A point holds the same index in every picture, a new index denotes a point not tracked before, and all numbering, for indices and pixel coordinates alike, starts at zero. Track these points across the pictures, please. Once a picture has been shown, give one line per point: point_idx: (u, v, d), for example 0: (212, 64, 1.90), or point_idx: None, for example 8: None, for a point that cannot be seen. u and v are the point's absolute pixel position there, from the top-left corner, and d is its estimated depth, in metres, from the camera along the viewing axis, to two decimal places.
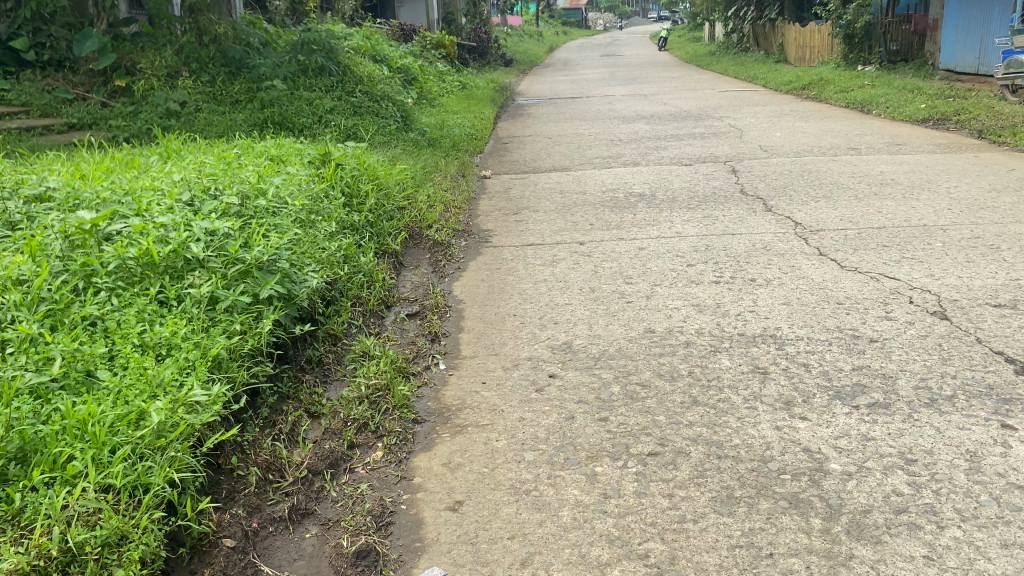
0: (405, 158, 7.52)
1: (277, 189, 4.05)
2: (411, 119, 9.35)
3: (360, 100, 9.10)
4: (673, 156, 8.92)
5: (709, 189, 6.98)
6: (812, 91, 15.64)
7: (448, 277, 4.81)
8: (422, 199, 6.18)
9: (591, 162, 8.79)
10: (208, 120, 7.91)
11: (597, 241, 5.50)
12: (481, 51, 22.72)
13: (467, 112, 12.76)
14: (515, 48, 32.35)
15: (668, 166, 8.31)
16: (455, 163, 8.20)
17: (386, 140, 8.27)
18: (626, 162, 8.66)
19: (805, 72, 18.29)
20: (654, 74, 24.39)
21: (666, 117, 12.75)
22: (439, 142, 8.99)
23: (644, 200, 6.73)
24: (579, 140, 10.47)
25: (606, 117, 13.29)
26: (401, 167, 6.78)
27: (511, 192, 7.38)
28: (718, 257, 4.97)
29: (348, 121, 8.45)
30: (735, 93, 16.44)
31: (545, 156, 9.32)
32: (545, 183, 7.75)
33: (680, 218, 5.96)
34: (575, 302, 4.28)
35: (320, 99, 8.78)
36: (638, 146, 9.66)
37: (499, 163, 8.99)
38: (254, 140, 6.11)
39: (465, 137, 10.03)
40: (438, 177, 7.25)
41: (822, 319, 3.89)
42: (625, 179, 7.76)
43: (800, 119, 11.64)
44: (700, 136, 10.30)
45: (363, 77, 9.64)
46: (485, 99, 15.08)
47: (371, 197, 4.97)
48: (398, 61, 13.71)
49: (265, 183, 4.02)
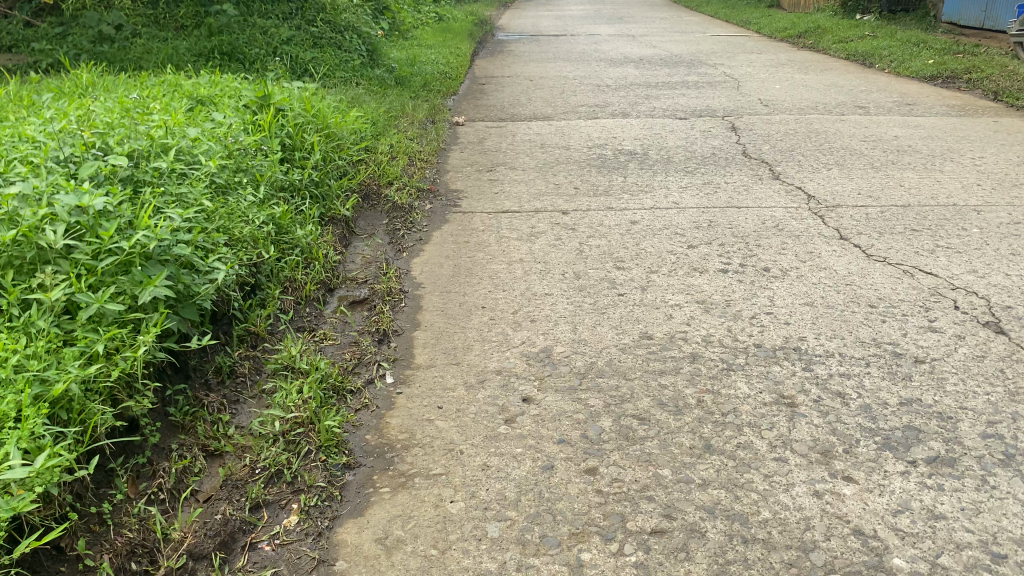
0: (368, 100, 6.71)
1: (191, 144, 3.30)
2: (378, 55, 8.49)
3: (323, 30, 8.20)
4: (665, 108, 8.14)
5: (706, 150, 6.24)
6: (809, 40, 14.78)
7: (407, 252, 4.08)
8: (381, 152, 5.41)
9: (575, 111, 7.99)
10: (146, 49, 7.05)
11: (582, 211, 4.77)
12: None
13: (442, 48, 11.82)
14: None
15: (660, 119, 7.54)
16: (424, 107, 7.40)
17: (348, 81, 7.45)
18: (614, 112, 7.88)
19: (801, 19, 17.38)
20: (642, 13, 23.28)
21: (656, 62, 11.90)
22: (408, 84, 8.17)
23: (635, 159, 5.98)
24: (563, 85, 9.64)
25: (592, 59, 12.41)
26: (361, 111, 5.98)
27: (486, 143, 6.60)
28: (723, 237, 4.27)
29: (306, 56, 7.60)
30: (728, 39, 15.56)
31: (525, 102, 8.50)
32: (524, 134, 6.96)
33: (677, 185, 5.24)
34: (556, 292, 3.57)
35: (277, 28, 7.87)
36: (626, 95, 8.86)
37: (475, 108, 8.17)
38: (188, 76, 5.28)
39: (437, 77, 9.16)
40: (404, 124, 6.46)
41: (853, 329, 3.22)
42: (614, 133, 6.99)
43: (799, 71, 10.85)
44: (694, 86, 9.50)
45: (327, 3, 8.69)
46: (463, 33, 14.10)
47: (316, 152, 4.20)
48: None
49: (176, 137, 3.27)
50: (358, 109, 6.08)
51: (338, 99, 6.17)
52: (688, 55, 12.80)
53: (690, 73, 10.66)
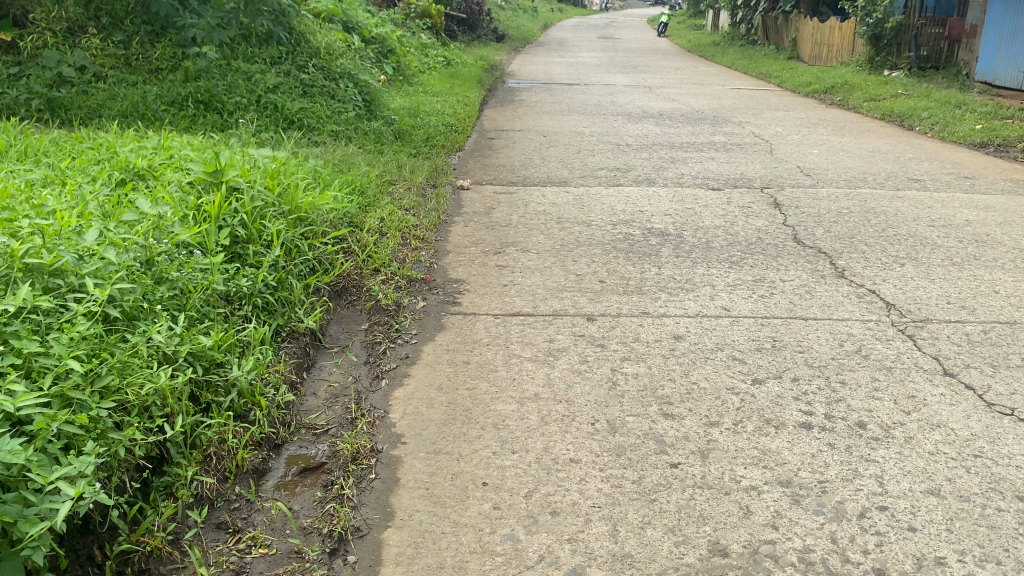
0: (358, 162, 5.85)
1: (80, 258, 2.44)
2: (376, 105, 7.65)
3: (315, 77, 7.36)
4: (695, 174, 7.25)
5: (751, 232, 5.33)
6: (837, 96, 13.96)
7: (389, 378, 3.14)
8: (364, 232, 4.51)
9: (594, 176, 7.11)
10: (110, 95, 6.30)
11: (610, 316, 3.83)
12: (471, 24, 21.03)
13: (448, 96, 11.01)
14: (506, 21, 30.24)
15: (692, 188, 6.65)
16: (422, 167, 6.52)
17: (339, 138, 6.62)
18: (638, 178, 7.00)
19: (825, 74, 16.65)
20: (657, 62, 22.61)
21: (678, 117, 11.07)
22: (407, 139, 7.32)
23: (669, 242, 5.06)
24: (579, 142, 8.77)
25: (609, 111, 11.62)
26: (346, 179, 5.11)
27: (492, 214, 5.69)
28: (795, 367, 3.32)
29: (293, 104, 6.76)
30: (750, 93, 14.79)
31: (537, 162, 7.61)
32: (537, 204, 6.06)
33: (723, 283, 4.32)
34: (584, 459, 2.61)
35: (262, 74, 7.06)
36: (649, 157, 7.99)
37: (481, 168, 7.29)
38: (141, 136, 4.46)
39: (441, 131, 8.31)
40: (396, 190, 5.58)
41: (1009, 544, 2.27)
42: (640, 204, 6.10)
43: (835, 133, 9.98)
44: (723, 148, 8.65)
45: (321, 45, 7.87)
46: (471, 79, 13.33)
47: (277, 246, 3.31)
48: (374, 29, 11.87)
49: (58, 249, 2.41)
50: (341, 174, 5.21)
51: (318, 162, 5.30)
52: (711, 110, 11.98)
53: (717, 132, 9.80)
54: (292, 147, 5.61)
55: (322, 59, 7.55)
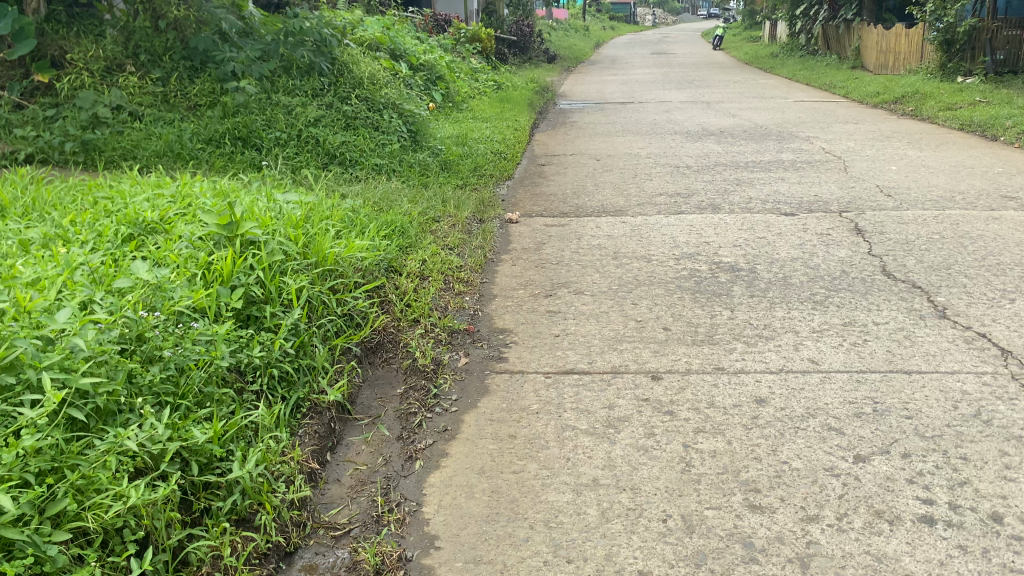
0: (400, 199, 5.48)
1: (46, 351, 2.10)
2: (422, 135, 7.31)
3: (358, 108, 7.05)
4: (763, 197, 6.71)
5: (831, 264, 4.80)
6: (910, 106, 13.20)
7: (425, 459, 2.71)
8: (403, 279, 4.10)
9: (653, 203, 6.62)
10: (146, 134, 6.08)
11: (678, 372, 3.35)
12: (522, 45, 20.77)
13: (497, 121, 10.66)
14: (559, 42, 29.95)
15: (761, 214, 6.13)
16: (469, 200, 6.13)
17: (381, 173, 6.28)
18: (701, 204, 6.50)
19: (893, 83, 15.89)
20: (714, 77, 22.03)
21: (741, 135, 10.52)
22: (455, 171, 6.95)
23: (739, 279, 4.56)
24: (636, 165, 8.30)
25: (666, 131, 11.12)
26: (385, 220, 4.73)
27: (543, 251, 5.25)
28: (903, 439, 2.79)
29: (334, 138, 6.44)
30: (815, 106, 14.14)
31: (591, 189, 7.15)
32: (592, 237, 5.60)
33: (806, 328, 3.81)
34: (654, 572, 2.15)
35: (303, 106, 6.77)
36: (711, 179, 7.48)
37: (531, 198, 6.87)
38: (167, 181, 4.17)
39: (489, 160, 7.93)
40: (441, 228, 5.19)
41: None
42: (705, 234, 5.60)
43: (911, 146, 9.31)
44: (792, 167, 8.09)
45: (364, 75, 7.55)
46: (521, 103, 12.98)
47: (297, 307, 2.90)
48: (422, 55, 11.61)
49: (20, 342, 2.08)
50: (381, 215, 4.83)
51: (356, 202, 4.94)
52: (775, 125, 11.38)
53: (783, 150, 9.21)
54: (329, 188, 5.28)
55: (365, 90, 7.23)
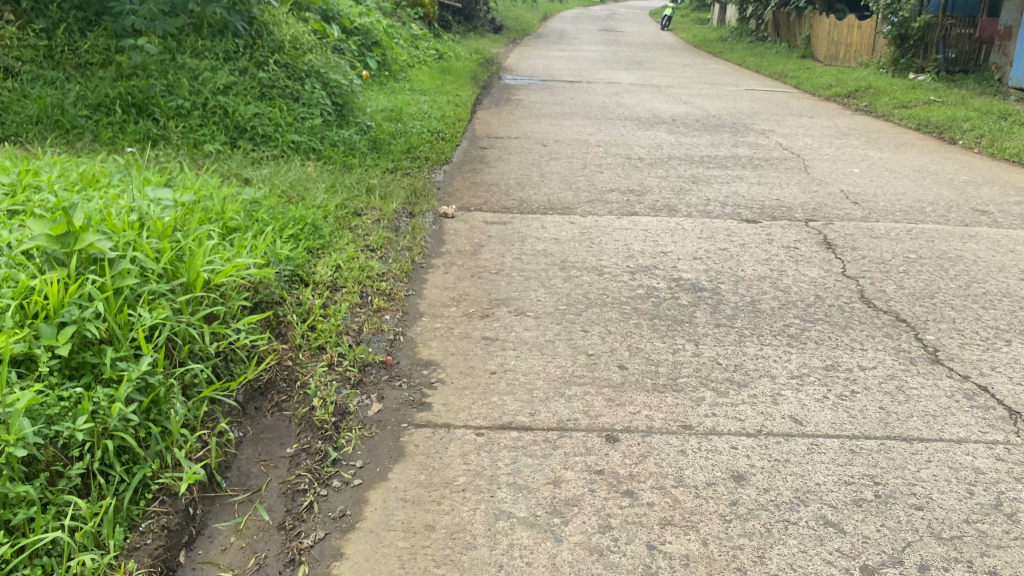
0: (316, 186, 4.76)
1: None
2: (349, 111, 6.56)
3: (277, 75, 6.23)
4: (722, 199, 6.16)
5: (804, 287, 4.25)
6: (863, 102, 12.85)
7: (312, 564, 2.05)
8: (308, 295, 3.42)
9: (603, 201, 6.01)
10: (19, 96, 5.26)
11: (638, 432, 2.74)
12: (468, 14, 19.95)
13: (436, 96, 9.90)
14: (506, 13, 29.05)
15: (721, 219, 5.57)
16: (398, 189, 5.41)
17: (298, 154, 5.53)
18: (656, 204, 5.92)
19: (845, 75, 15.60)
20: (663, 59, 21.57)
21: (694, 124, 10.00)
22: (383, 152, 6.28)
23: (703, 302, 3.97)
24: (585, 154, 7.67)
25: (615, 115, 10.54)
26: (293, 214, 4.00)
27: (480, 255, 4.59)
28: (919, 544, 2.24)
29: (245, 108, 5.67)
30: (767, 96, 13.74)
31: (536, 181, 6.50)
32: (536, 239, 4.95)
33: (784, 374, 3.24)
34: None
35: (212, 71, 5.93)
36: (666, 175, 6.89)
37: (470, 188, 6.19)
38: (27, 161, 3.46)
39: (424, 141, 7.21)
40: (363, 225, 4.48)
41: None
42: (661, 241, 5.01)
43: (870, 147, 8.89)
44: (750, 164, 7.58)
45: (287, 38, 6.69)
46: (464, 76, 12.23)
47: (148, 352, 2.21)
48: (359, 20, 10.77)
49: None
50: (288, 207, 4.11)
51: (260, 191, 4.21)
52: (728, 116, 10.88)
53: (738, 144, 8.70)
54: (231, 176, 4.55)
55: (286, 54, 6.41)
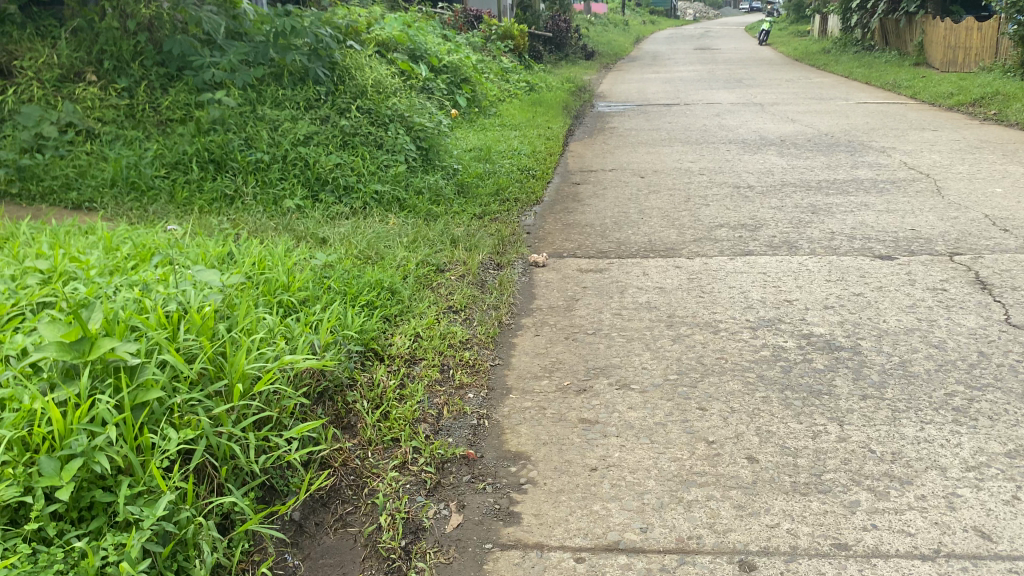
0: (395, 241, 4.38)
1: None
2: (434, 155, 6.24)
3: (359, 122, 5.94)
4: (847, 231, 5.49)
5: (963, 341, 3.59)
6: (992, 111, 11.78)
7: None
8: (381, 374, 2.98)
9: (712, 239, 5.44)
10: (97, 159, 5.12)
11: (780, 557, 2.18)
12: (558, 42, 19.67)
13: (526, 131, 9.54)
14: (597, 38, 28.75)
15: (850, 256, 4.93)
16: (483, 238, 4.99)
17: (381, 206, 5.20)
18: (772, 240, 5.32)
19: (966, 82, 14.48)
20: (762, 75, 20.72)
21: (804, 145, 9.28)
22: (470, 197, 5.92)
23: (841, 367, 3.37)
24: (688, 185, 7.10)
25: (717, 139, 9.92)
26: (367, 277, 3.60)
27: (576, 311, 4.10)
28: None
29: (326, 159, 5.37)
30: (881, 109, 12.82)
31: (636, 219, 5.98)
32: (639, 289, 4.43)
33: (957, 464, 2.62)
34: None
35: (292, 122, 5.68)
36: (780, 206, 6.26)
37: (563, 231, 5.72)
38: (82, 237, 3.20)
39: (513, 182, 6.81)
40: (445, 282, 4.06)
41: None
42: (783, 286, 4.41)
43: (1009, 161, 8.00)
44: (873, 188, 6.86)
45: (370, 82, 6.42)
46: (556, 107, 11.84)
47: (169, 489, 1.82)
48: (446, 56, 10.54)
49: None
50: (363, 269, 3.73)
51: (333, 255, 3.84)
52: (841, 134, 10.10)
53: (857, 165, 7.95)
54: (304, 237, 4.22)
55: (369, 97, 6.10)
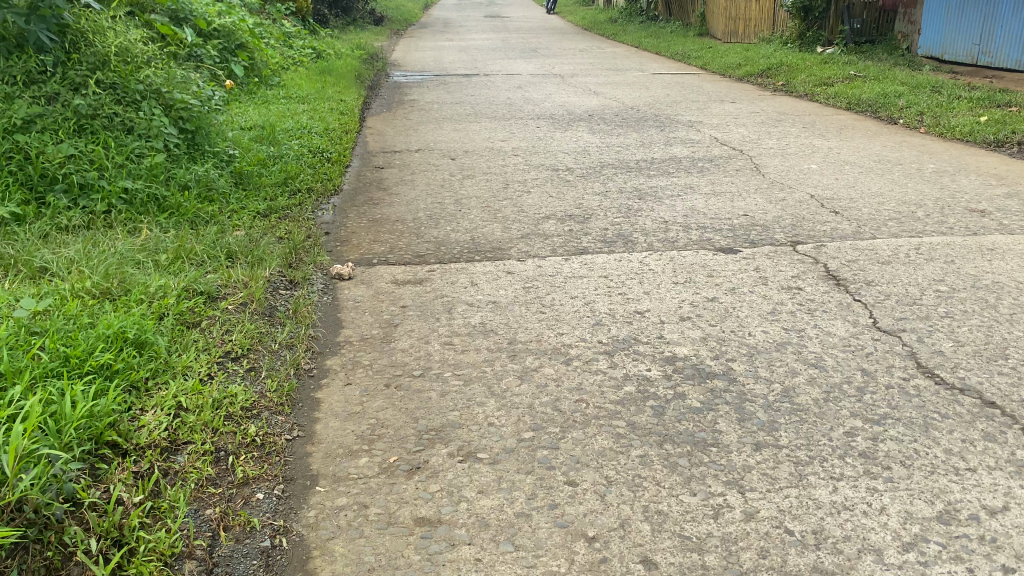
0: (146, 266, 3.40)
1: None
2: (202, 139, 5.23)
3: (100, 100, 4.78)
4: (681, 218, 5.03)
5: (840, 357, 3.14)
6: (781, 80, 12.02)
7: None
8: (118, 488, 2.10)
9: (540, 234, 4.80)
10: None
11: None
12: (345, 6, 18.42)
13: (315, 104, 8.49)
14: (385, 3, 27.50)
15: (691, 250, 4.44)
16: (265, 250, 4.04)
17: (134, 212, 4.25)
18: (604, 233, 4.75)
19: (752, 53, 14.83)
20: (556, 44, 20.51)
21: (613, 119, 8.91)
22: (250, 189, 5.08)
23: (721, 403, 2.81)
24: (502, 168, 6.43)
25: (523, 113, 9.36)
26: (99, 325, 2.65)
27: (394, 344, 3.29)
28: None
29: (56, 147, 4.32)
30: (678, 80, 12.83)
31: (450, 212, 5.22)
32: (466, 306, 3.70)
33: (892, 543, 2.10)
34: None
35: (5, 102, 4.49)
36: (605, 191, 5.72)
37: (368, 230, 4.87)
38: None
39: (305, 168, 5.84)
40: (218, 317, 3.18)
41: None
42: (629, 291, 3.84)
43: (812, 134, 7.97)
44: (693, 166, 6.50)
45: (113, 48, 5.19)
46: (346, 76, 10.79)
47: None
48: (215, 17, 9.19)
49: None
50: (97, 311, 2.77)
51: (50, 296, 2.85)
52: (647, 106, 9.85)
53: (671, 141, 7.62)
54: (10, 268, 3.16)
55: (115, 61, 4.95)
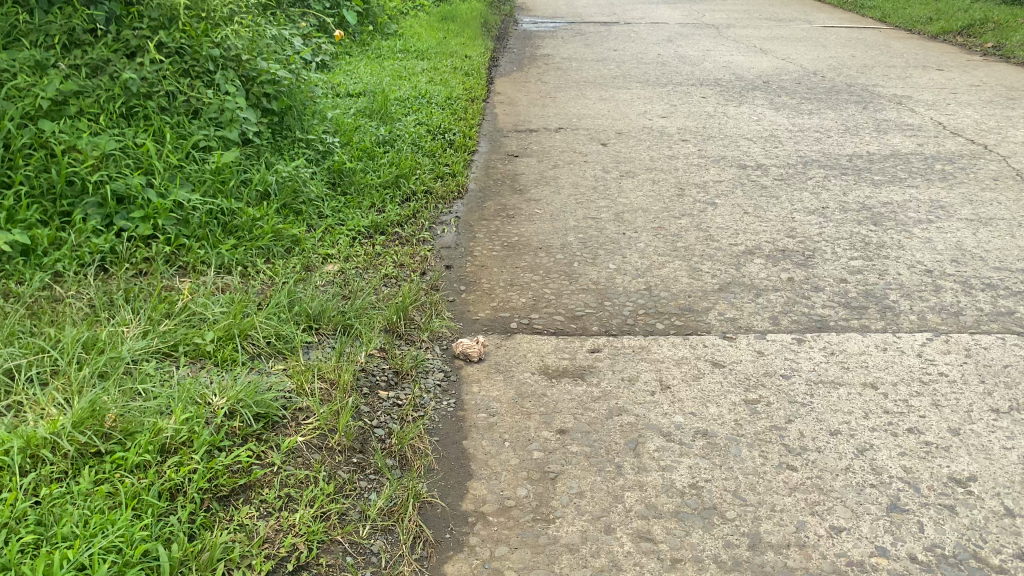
0: (175, 369, 2.22)
1: None
2: (292, 125, 4.02)
3: (160, 73, 3.59)
4: (950, 268, 3.49)
5: None
6: (990, 42, 9.93)
7: None
8: None
9: (747, 283, 3.37)
10: None
11: None
12: None
13: (436, 62, 7.18)
14: None
15: (991, 336, 2.94)
16: (362, 314, 2.80)
17: (187, 238, 3.08)
18: (843, 292, 3.28)
19: (944, 3, 12.55)
20: None
21: (796, 89, 7.24)
22: (348, 197, 3.87)
23: None
24: (671, 162, 4.98)
25: (681, 77, 7.79)
26: (40, 559, 1.48)
27: (556, 529, 1.97)
28: None
29: (92, 139, 3.15)
30: (857, 36, 10.87)
31: (612, 236, 3.85)
32: (664, 438, 2.34)
33: None
34: None
35: (34, 73, 3.34)
36: (820, 208, 4.21)
37: (502, 265, 3.57)
38: None
39: (421, 161, 4.56)
40: (276, 478, 1.94)
41: None
42: (925, 427, 2.40)
43: None
44: (928, 170, 4.87)
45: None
46: (472, 24, 9.41)
47: None
48: None
49: None
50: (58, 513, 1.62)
51: None
52: (832, 72, 8.09)
53: (884, 126, 5.95)
54: None
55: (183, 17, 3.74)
